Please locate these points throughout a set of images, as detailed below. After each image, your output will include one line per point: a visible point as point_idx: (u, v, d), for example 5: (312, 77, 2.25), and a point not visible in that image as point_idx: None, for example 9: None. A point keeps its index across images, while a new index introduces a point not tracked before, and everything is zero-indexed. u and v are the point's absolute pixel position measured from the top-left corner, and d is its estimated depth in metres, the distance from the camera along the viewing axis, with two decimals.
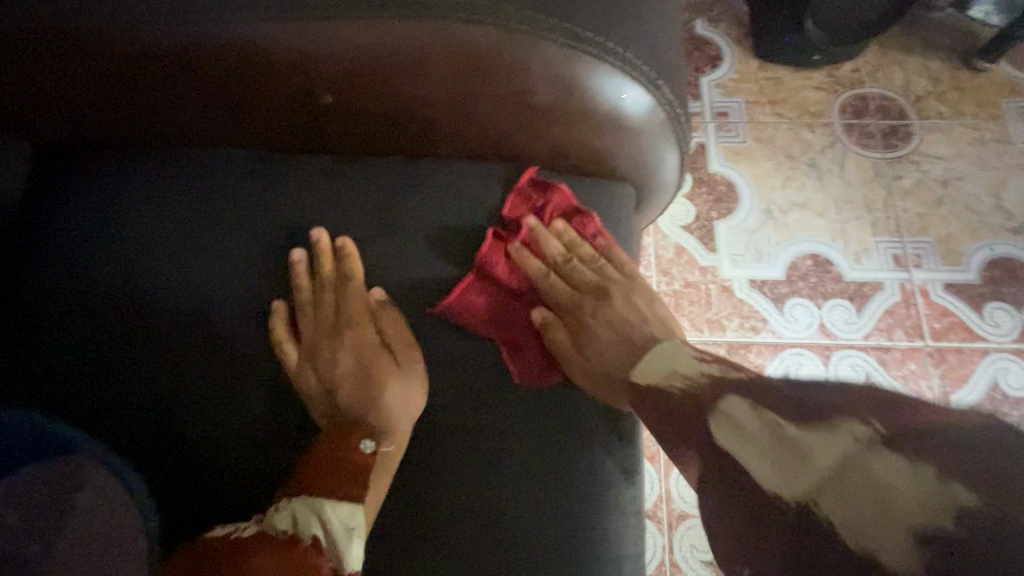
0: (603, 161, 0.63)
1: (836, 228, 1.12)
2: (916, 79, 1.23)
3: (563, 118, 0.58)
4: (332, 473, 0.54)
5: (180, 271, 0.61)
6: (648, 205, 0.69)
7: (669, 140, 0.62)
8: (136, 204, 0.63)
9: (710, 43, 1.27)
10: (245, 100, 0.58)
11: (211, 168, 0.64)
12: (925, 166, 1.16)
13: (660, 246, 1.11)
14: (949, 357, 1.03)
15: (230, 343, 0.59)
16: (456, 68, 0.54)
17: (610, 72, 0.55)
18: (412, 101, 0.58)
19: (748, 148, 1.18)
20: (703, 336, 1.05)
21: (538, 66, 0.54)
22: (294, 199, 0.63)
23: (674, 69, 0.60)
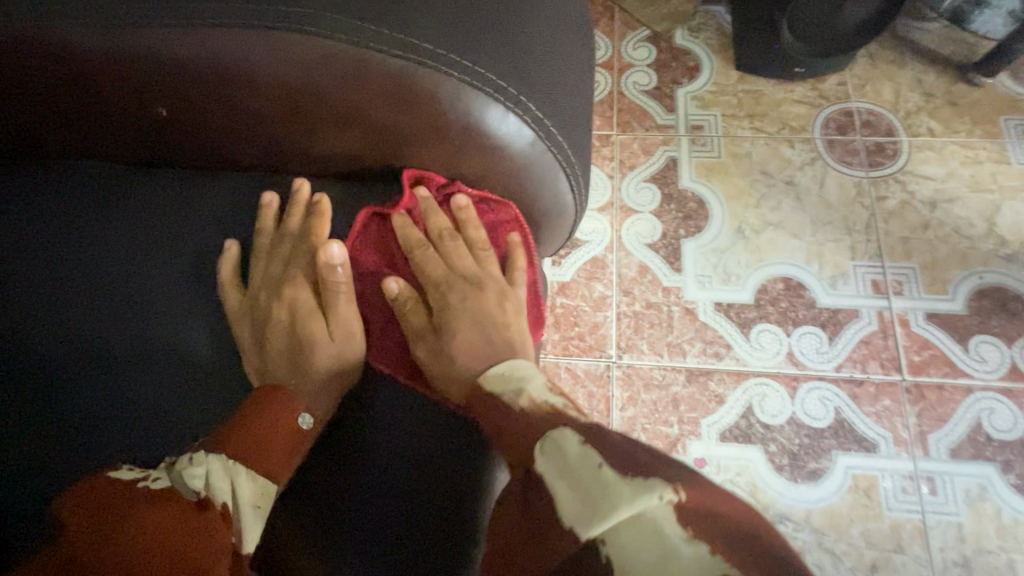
0: (477, 184, 0.57)
1: (810, 250, 1.05)
2: (908, 93, 1.15)
3: (416, 138, 0.53)
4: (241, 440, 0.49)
5: (27, 291, 0.58)
6: (543, 229, 0.62)
7: (547, 160, 0.55)
8: (1, 214, 0.61)
9: (689, 53, 1.22)
10: (91, 113, 0.55)
11: (76, 180, 0.62)
12: (912, 187, 1.08)
13: (623, 263, 1.06)
14: (928, 394, 0.95)
15: (67, 361, 0.56)
16: (290, 82, 0.50)
17: (460, 86, 0.49)
18: (255, 119, 0.53)
19: (721, 164, 1.13)
20: (662, 361, 1.00)
21: (377, 78, 0.49)
22: (153, 212, 0.60)
23: (548, 82, 0.54)
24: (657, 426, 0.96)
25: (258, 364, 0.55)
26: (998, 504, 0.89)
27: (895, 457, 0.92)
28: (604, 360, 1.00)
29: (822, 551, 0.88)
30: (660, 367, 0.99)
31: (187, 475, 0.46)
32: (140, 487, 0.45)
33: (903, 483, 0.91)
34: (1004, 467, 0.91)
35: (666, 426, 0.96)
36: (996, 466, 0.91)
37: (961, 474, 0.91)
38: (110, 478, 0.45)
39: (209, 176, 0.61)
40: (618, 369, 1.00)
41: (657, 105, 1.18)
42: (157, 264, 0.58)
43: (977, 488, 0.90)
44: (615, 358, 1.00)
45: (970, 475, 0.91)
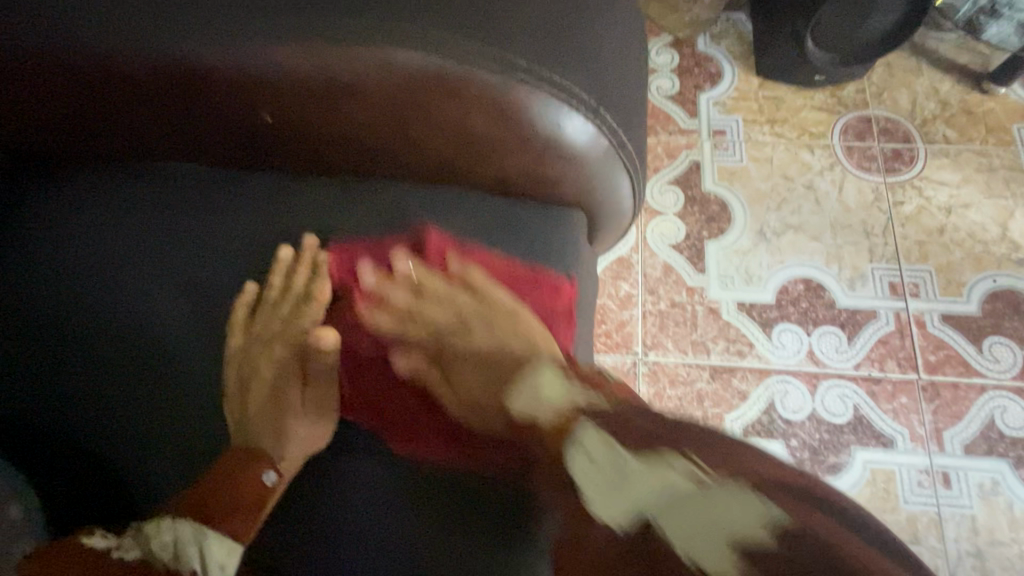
0: (550, 188, 0.60)
1: (830, 252, 1.09)
2: (924, 101, 1.19)
3: (503, 146, 0.56)
4: (222, 500, 0.51)
5: (132, 290, 0.60)
6: (602, 231, 0.66)
7: (617, 169, 0.59)
8: (98, 212, 0.63)
9: (711, 59, 1.25)
10: (193, 118, 0.58)
11: (174, 178, 0.64)
12: (928, 192, 1.12)
13: (648, 263, 1.10)
14: (943, 392, 0.99)
15: (173, 358, 0.58)
16: (392, 93, 0.53)
17: (549, 102, 0.53)
18: (352, 125, 0.57)
19: (743, 168, 1.16)
20: (686, 358, 1.03)
21: (473, 95, 0.52)
22: (252, 211, 0.63)
23: (621, 97, 0.57)
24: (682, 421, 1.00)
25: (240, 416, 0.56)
26: (1010, 497, 0.93)
27: (911, 452, 0.96)
28: (630, 356, 1.04)
29: None
30: (685, 364, 1.03)
31: (151, 540, 0.47)
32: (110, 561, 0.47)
33: (920, 477, 0.95)
34: (1016, 462, 0.95)
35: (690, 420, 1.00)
36: (1008, 461, 0.95)
37: (975, 469, 0.95)
38: (84, 547, 0.47)
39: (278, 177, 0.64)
40: (644, 365, 1.03)
41: (681, 109, 1.22)
42: (225, 267, 0.61)
43: (990, 482, 0.94)
44: (641, 354, 1.04)
45: (983, 469, 0.95)
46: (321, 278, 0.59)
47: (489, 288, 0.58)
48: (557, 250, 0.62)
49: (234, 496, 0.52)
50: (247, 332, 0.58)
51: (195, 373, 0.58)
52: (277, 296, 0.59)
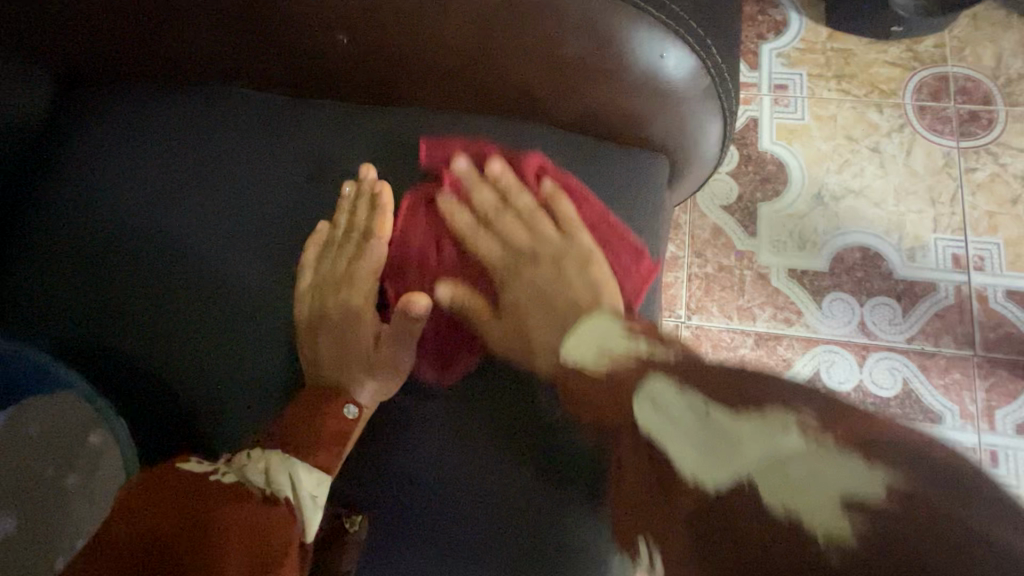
0: (638, 127, 0.57)
1: (892, 220, 1.03)
2: (1010, 58, 1.09)
3: (595, 77, 0.53)
4: (311, 433, 0.52)
5: (200, 216, 0.60)
6: (679, 180, 0.63)
7: (712, 110, 0.55)
8: (165, 137, 0.62)
9: (777, 6, 1.16)
10: (273, 35, 0.57)
11: (238, 107, 0.63)
12: (1004, 160, 1.04)
13: (696, 224, 1.05)
14: (1000, 370, 0.95)
15: (236, 288, 0.58)
16: (487, 12, 0.51)
17: (650, 26, 0.50)
18: (438, 50, 0.55)
19: (805, 126, 1.09)
20: (731, 324, 1.00)
21: (572, 18, 0.49)
22: (317, 143, 0.62)
23: (726, 28, 0.53)
24: None
25: (313, 355, 0.56)
26: None
27: (959, 429, 0.94)
28: (673, 319, 1.01)
29: None
30: (729, 329, 1.00)
31: (246, 470, 0.48)
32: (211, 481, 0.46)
33: (966, 455, 0.93)
34: None
35: None
36: None
37: None
38: (181, 470, 0.47)
39: (343, 111, 0.62)
40: (687, 328, 1.01)
41: (740, 61, 1.14)
42: (290, 204, 0.60)
43: None
44: (684, 318, 1.01)
45: None
46: (380, 212, 0.58)
47: (577, 229, 0.57)
48: (638, 176, 0.58)
49: (314, 430, 0.52)
50: (314, 270, 0.58)
51: (263, 308, 0.58)
52: (344, 235, 0.59)
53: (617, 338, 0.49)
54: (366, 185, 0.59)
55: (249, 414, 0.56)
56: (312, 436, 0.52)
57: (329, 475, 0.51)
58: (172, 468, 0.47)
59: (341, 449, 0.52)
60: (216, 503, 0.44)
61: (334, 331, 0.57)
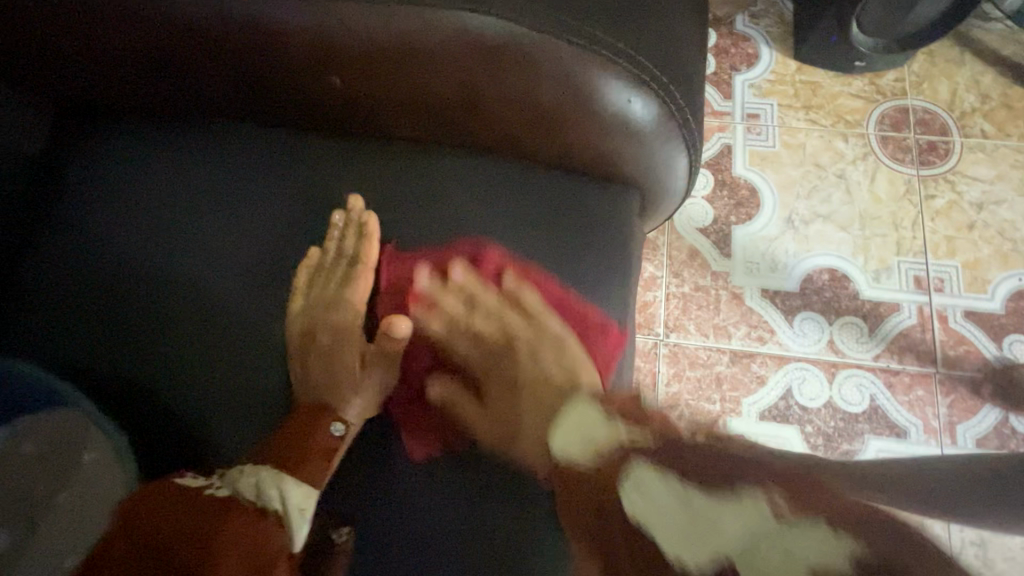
0: (609, 163, 0.60)
1: (858, 243, 1.09)
2: (964, 93, 1.17)
3: (569, 121, 0.56)
4: (299, 449, 0.54)
5: (192, 239, 0.62)
6: (650, 210, 0.67)
7: (677, 148, 0.58)
8: (160, 162, 0.65)
9: (749, 40, 1.22)
10: (260, 77, 0.58)
11: (234, 135, 0.66)
12: (961, 187, 1.11)
13: (674, 245, 1.10)
14: (960, 386, 1.00)
15: (227, 308, 0.60)
16: (466, 61, 0.53)
17: (617, 77, 0.53)
18: (422, 93, 0.57)
19: (775, 153, 1.15)
20: (707, 342, 1.04)
21: (545, 69, 0.52)
22: (308, 171, 0.64)
23: (689, 72, 0.56)
24: (700, 402, 1.01)
25: (300, 376, 0.58)
26: None
27: (923, 443, 0.98)
28: (652, 337, 1.05)
29: None
30: (705, 347, 1.04)
31: (238, 485, 0.50)
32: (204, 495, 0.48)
33: None
34: None
35: (708, 402, 1.01)
36: None
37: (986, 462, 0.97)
38: (175, 484, 0.48)
39: (332, 141, 0.65)
40: (665, 346, 1.04)
41: (715, 91, 1.19)
42: (280, 229, 0.63)
43: None
44: (662, 336, 1.05)
45: None
46: (367, 239, 0.61)
47: (527, 290, 0.59)
48: (609, 207, 0.63)
49: (302, 446, 0.54)
50: (301, 292, 0.61)
51: (252, 331, 0.60)
52: (333, 260, 0.62)
53: (596, 420, 0.47)
54: (354, 214, 0.62)
55: (237, 431, 0.57)
56: (299, 452, 0.54)
57: (316, 490, 0.52)
58: (168, 482, 0.48)
59: (329, 465, 0.55)
60: (213, 516, 0.45)
61: (322, 354, 0.59)
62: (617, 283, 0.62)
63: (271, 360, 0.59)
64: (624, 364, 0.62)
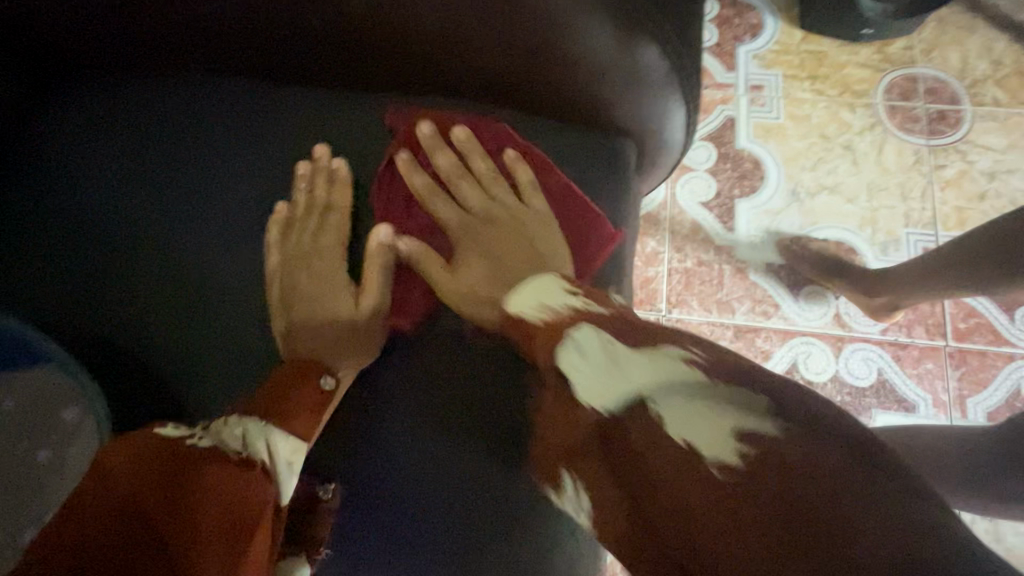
0: (603, 112, 0.59)
1: (865, 215, 1.06)
2: (976, 60, 1.13)
3: (558, 67, 0.55)
4: (287, 401, 0.52)
5: (181, 203, 0.61)
6: (648, 164, 0.65)
7: (674, 97, 0.56)
8: (145, 125, 0.64)
9: (752, 9, 1.19)
10: (246, 32, 0.57)
11: (220, 96, 0.64)
12: (972, 157, 1.08)
13: (676, 220, 1.07)
14: (970, 359, 0.98)
15: (219, 271, 0.60)
16: (452, 4, 0.51)
17: (607, 17, 0.51)
18: (409, 41, 0.55)
19: (780, 125, 1.12)
20: (711, 317, 1.02)
21: (533, 9, 0.51)
22: (296, 134, 0.63)
23: (686, 16, 0.54)
24: None
25: (284, 334, 0.57)
26: None
27: (932, 417, 0.96)
28: (654, 313, 1.03)
29: None
30: (708, 322, 1.02)
31: (223, 435, 0.48)
32: (188, 447, 0.47)
33: None
34: None
35: None
36: None
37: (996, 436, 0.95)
38: (159, 435, 0.47)
39: (323, 103, 0.63)
40: (668, 322, 1.02)
41: (718, 63, 1.17)
42: (270, 192, 0.62)
43: None
44: (664, 311, 1.03)
45: None
46: (340, 185, 0.61)
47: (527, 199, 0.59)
48: (604, 157, 0.61)
49: (291, 402, 0.52)
50: (276, 250, 0.60)
51: (244, 294, 0.59)
52: (304, 214, 0.60)
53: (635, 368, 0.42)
54: (323, 162, 0.61)
55: (228, 394, 0.57)
56: (289, 405, 0.52)
57: (305, 442, 0.51)
58: (148, 433, 0.47)
59: (320, 418, 0.53)
60: (199, 471, 0.44)
61: (305, 305, 0.58)
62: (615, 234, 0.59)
63: (263, 320, 0.58)
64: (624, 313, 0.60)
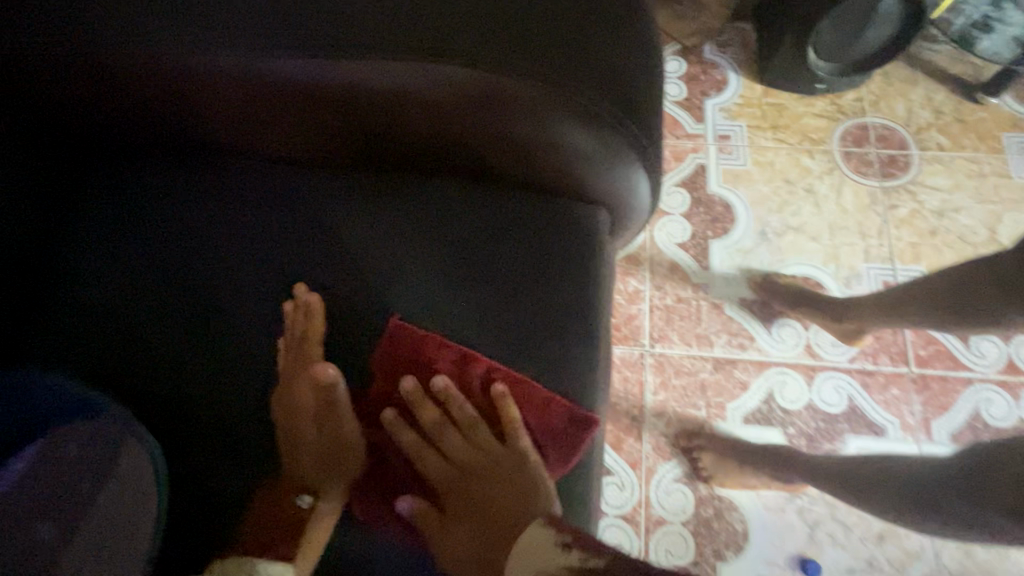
0: (578, 186, 0.67)
1: (828, 252, 1.15)
2: (919, 110, 1.25)
3: (537, 150, 0.63)
4: (273, 528, 0.59)
5: (207, 268, 0.67)
6: (622, 225, 0.73)
7: (639, 173, 0.65)
8: (171, 198, 0.70)
9: (717, 67, 1.31)
10: (265, 118, 0.64)
11: (240, 170, 0.71)
12: (922, 197, 1.18)
13: (655, 260, 1.15)
14: (933, 384, 1.05)
15: (241, 329, 0.66)
16: (447, 100, 0.59)
17: (578, 113, 0.59)
18: (409, 126, 0.63)
19: (746, 171, 1.22)
20: (691, 350, 1.09)
21: (518, 105, 0.59)
22: (306, 200, 0.70)
23: (647, 107, 0.63)
24: (686, 408, 1.06)
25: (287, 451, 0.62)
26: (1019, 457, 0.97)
27: (900, 440, 1.03)
28: (638, 348, 1.10)
29: (834, 522, 0.99)
30: (689, 356, 1.09)
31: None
32: None
33: None
34: None
35: (694, 408, 1.06)
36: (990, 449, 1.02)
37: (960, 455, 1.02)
38: None
39: (333, 173, 0.71)
40: (651, 356, 1.09)
41: (687, 115, 1.27)
42: (284, 254, 0.68)
43: None
44: (647, 346, 1.10)
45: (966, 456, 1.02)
46: (313, 318, 0.63)
47: (514, 435, 0.63)
48: (581, 221, 0.68)
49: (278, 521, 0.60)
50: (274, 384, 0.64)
51: (263, 347, 0.65)
52: (290, 343, 0.64)
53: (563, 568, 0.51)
54: (302, 298, 0.65)
55: (254, 440, 0.63)
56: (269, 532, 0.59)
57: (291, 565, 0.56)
58: None
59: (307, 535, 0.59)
60: None
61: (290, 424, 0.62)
62: (595, 287, 0.67)
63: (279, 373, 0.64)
64: (603, 356, 0.67)
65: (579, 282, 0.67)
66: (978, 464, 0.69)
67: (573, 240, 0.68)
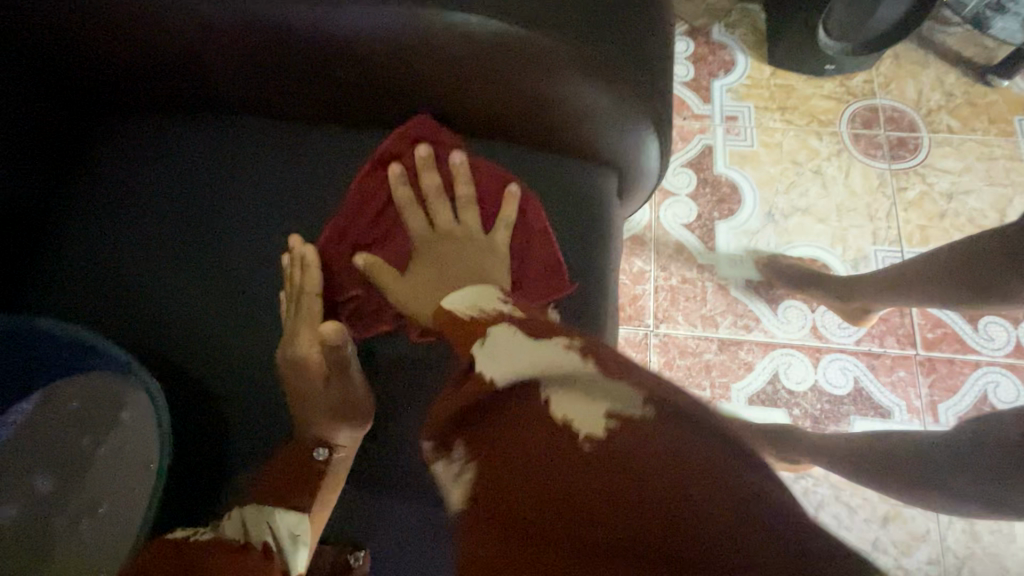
0: (587, 147, 0.67)
1: (835, 234, 1.14)
2: (930, 92, 1.23)
3: (549, 109, 0.62)
4: (284, 483, 0.57)
5: (217, 234, 0.68)
6: (631, 190, 0.72)
7: (650, 134, 0.64)
8: (183, 166, 0.71)
9: (725, 48, 1.29)
10: (273, 76, 0.63)
11: (249, 137, 0.71)
12: (931, 179, 1.17)
13: (661, 241, 1.14)
14: (940, 367, 1.04)
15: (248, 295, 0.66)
16: (458, 54, 0.58)
17: (592, 67, 0.58)
18: (419, 83, 0.62)
19: (754, 152, 1.21)
20: (696, 331, 1.08)
21: (531, 59, 0.58)
22: (313, 166, 0.70)
23: (661, 65, 0.61)
24: (690, 389, 1.05)
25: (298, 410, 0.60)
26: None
27: (906, 422, 1.02)
28: (642, 328, 1.09)
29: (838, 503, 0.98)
30: (694, 336, 1.08)
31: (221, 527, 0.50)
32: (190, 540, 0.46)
33: None
34: None
35: (698, 389, 1.05)
36: None
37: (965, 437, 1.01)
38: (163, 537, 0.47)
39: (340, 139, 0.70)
40: (656, 337, 1.08)
41: (694, 96, 1.26)
42: (293, 221, 0.68)
43: None
44: (652, 327, 1.09)
45: None
46: (311, 270, 0.63)
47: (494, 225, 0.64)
48: (589, 184, 0.68)
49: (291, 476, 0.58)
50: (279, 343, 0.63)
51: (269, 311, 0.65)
52: (291, 298, 0.63)
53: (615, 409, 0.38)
54: (296, 250, 0.64)
55: (259, 403, 0.63)
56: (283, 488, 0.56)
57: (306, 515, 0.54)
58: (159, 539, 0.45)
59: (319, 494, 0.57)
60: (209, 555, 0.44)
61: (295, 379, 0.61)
62: (602, 249, 0.67)
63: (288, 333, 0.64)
64: (611, 320, 0.67)
65: (587, 245, 0.67)
66: (990, 441, 0.68)
67: (581, 204, 0.68)
